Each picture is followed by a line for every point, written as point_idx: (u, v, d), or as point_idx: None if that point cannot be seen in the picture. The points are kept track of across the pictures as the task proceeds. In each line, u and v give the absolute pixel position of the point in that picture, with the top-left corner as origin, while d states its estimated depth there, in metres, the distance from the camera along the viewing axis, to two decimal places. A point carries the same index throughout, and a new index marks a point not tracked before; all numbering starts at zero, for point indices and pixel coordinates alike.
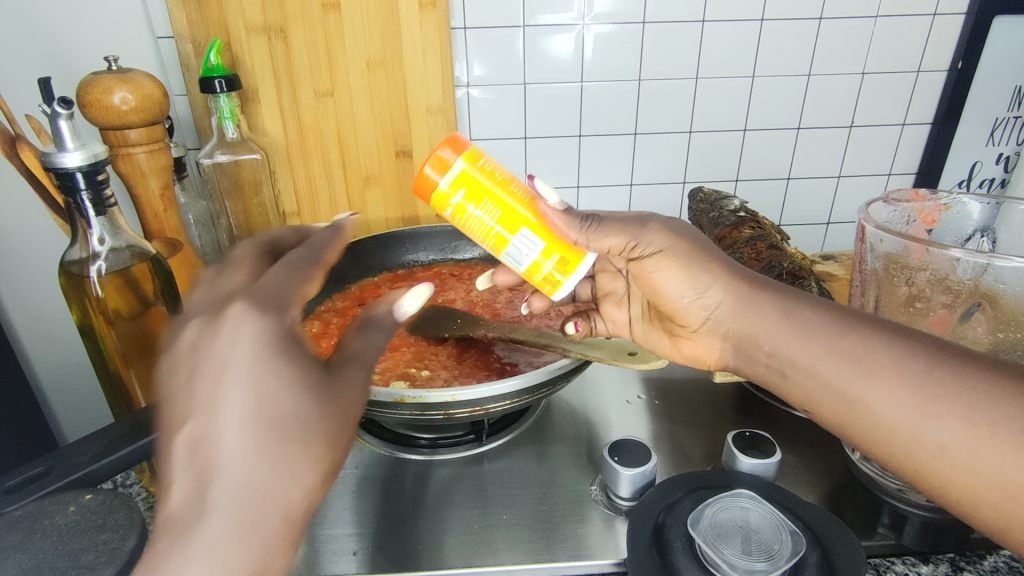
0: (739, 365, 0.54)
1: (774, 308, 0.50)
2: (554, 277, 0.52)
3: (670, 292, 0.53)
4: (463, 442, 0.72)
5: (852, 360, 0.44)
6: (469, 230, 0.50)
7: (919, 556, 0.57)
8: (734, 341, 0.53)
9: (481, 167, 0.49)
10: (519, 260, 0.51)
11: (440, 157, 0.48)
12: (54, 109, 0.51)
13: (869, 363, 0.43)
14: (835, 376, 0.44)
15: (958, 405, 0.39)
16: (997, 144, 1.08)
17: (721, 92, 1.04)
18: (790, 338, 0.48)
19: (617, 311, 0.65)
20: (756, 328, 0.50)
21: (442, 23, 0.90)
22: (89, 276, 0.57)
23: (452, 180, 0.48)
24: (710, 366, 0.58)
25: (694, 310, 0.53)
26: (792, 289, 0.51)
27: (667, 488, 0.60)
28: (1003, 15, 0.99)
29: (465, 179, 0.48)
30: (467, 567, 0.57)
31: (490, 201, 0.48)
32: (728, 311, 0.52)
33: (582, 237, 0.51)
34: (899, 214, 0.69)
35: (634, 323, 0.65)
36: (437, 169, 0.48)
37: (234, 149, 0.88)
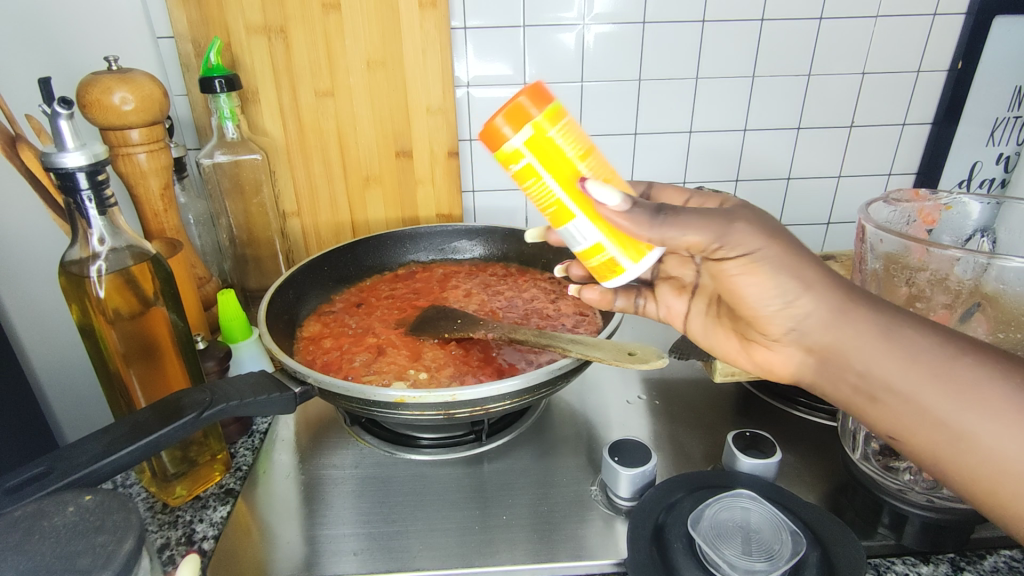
0: (819, 380, 0.51)
1: (875, 325, 0.46)
2: (615, 264, 0.51)
3: (755, 300, 0.48)
4: (463, 442, 0.72)
5: (957, 388, 0.44)
6: (532, 195, 0.49)
7: (919, 556, 0.57)
8: (819, 355, 0.49)
9: (559, 138, 0.47)
10: (578, 239, 0.50)
11: (519, 111, 0.46)
12: (54, 109, 0.51)
13: (982, 398, 0.43)
14: (939, 408, 0.44)
15: (1010, 407, 0.42)
16: (997, 144, 1.09)
17: (721, 92, 1.04)
18: (890, 361, 0.46)
19: (674, 298, 0.62)
20: (851, 346, 0.47)
21: (442, 23, 0.90)
22: (89, 276, 0.57)
23: (526, 138, 0.46)
24: (783, 376, 0.55)
25: (779, 320, 0.49)
26: (890, 302, 0.48)
27: (668, 489, 0.60)
28: (1003, 15, 0.99)
29: (538, 143, 0.47)
30: (469, 566, 0.57)
31: (559, 174, 0.47)
32: (820, 323, 0.47)
33: (654, 236, 0.44)
34: (899, 214, 0.69)
35: (692, 316, 0.62)
36: (511, 124, 0.46)
37: (235, 149, 0.88)
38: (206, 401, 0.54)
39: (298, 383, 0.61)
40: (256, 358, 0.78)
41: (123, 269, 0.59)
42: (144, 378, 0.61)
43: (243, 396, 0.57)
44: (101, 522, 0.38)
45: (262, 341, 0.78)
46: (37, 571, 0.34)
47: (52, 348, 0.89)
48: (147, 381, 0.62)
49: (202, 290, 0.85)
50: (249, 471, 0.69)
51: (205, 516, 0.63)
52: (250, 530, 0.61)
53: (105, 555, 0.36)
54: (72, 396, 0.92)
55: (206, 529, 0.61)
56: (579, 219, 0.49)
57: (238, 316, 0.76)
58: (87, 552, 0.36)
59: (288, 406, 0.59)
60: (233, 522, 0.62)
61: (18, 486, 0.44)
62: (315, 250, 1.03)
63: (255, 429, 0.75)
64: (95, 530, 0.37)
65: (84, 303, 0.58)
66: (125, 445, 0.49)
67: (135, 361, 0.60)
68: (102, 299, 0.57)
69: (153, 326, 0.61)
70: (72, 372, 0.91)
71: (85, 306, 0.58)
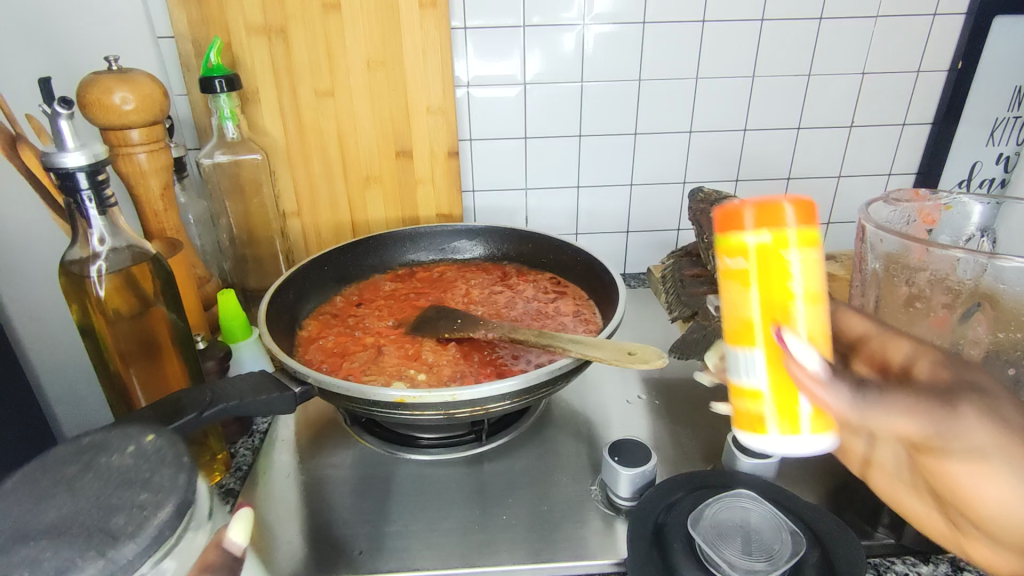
0: None
1: None
2: (761, 421, 0.41)
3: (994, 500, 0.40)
4: (463, 443, 0.72)
5: None
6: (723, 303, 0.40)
7: (920, 556, 0.57)
8: None
9: (795, 263, 0.38)
10: (741, 372, 0.41)
11: (777, 212, 0.37)
12: (54, 108, 0.51)
13: None
14: None
15: None
16: (997, 144, 1.08)
17: (721, 92, 1.04)
18: None
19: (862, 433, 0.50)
20: None
21: (442, 23, 0.90)
22: (89, 276, 0.57)
23: (759, 246, 0.38)
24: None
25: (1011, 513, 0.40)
26: None
27: (668, 488, 0.60)
28: (1003, 15, 0.99)
29: (766, 258, 0.38)
30: (469, 566, 0.57)
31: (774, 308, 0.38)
32: None
33: (853, 408, 0.39)
34: (899, 214, 0.69)
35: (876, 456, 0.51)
36: (758, 218, 0.37)
37: (235, 149, 0.88)
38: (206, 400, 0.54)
39: (297, 383, 0.62)
40: (256, 358, 0.78)
41: (122, 269, 0.59)
42: (144, 378, 0.62)
43: (243, 395, 0.57)
44: (149, 474, 0.38)
45: (262, 342, 0.77)
46: (73, 520, 0.35)
47: (53, 348, 0.89)
48: (148, 380, 0.62)
49: (202, 289, 0.85)
50: (249, 471, 0.69)
51: None
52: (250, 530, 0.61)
53: (137, 520, 0.35)
54: (73, 396, 0.92)
55: None
56: (755, 353, 0.40)
57: (238, 316, 0.76)
58: (124, 508, 0.35)
59: (288, 407, 0.59)
60: None
61: None
62: (315, 250, 1.03)
63: (255, 429, 0.75)
64: (141, 484, 0.37)
65: (84, 303, 0.58)
66: None
67: (135, 361, 0.61)
68: (102, 299, 0.58)
69: (153, 326, 0.61)
70: (73, 371, 0.91)
71: (85, 306, 0.58)
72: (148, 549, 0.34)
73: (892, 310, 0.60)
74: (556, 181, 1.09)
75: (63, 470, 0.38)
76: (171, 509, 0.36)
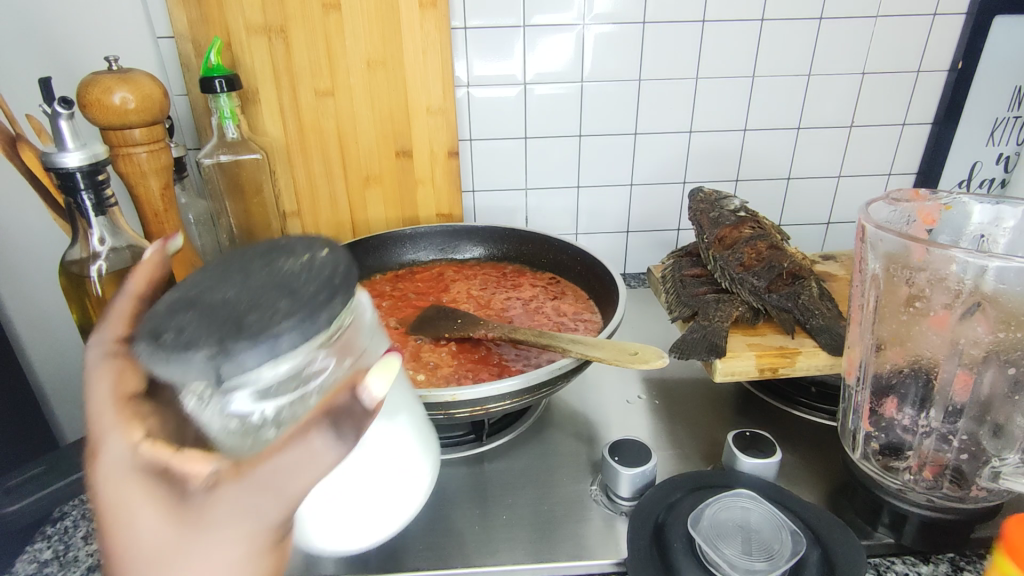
0: None
1: None
2: None
3: None
4: (463, 443, 0.72)
5: None
6: None
7: (920, 556, 0.59)
8: None
9: None
10: None
11: None
12: (54, 108, 0.51)
13: None
14: None
15: None
16: (997, 144, 1.08)
17: (721, 92, 1.04)
18: None
19: None
20: None
21: (443, 24, 0.90)
22: (89, 275, 0.58)
23: None
24: None
25: None
26: None
27: (668, 489, 0.60)
28: (1003, 15, 0.99)
29: None
30: (469, 566, 0.57)
31: None
32: None
33: None
34: (899, 214, 0.69)
35: None
36: None
37: (234, 149, 0.88)
38: None
39: None
40: None
41: (122, 268, 0.59)
42: None
43: None
44: (305, 279, 0.32)
45: None
46: (229, 304, 0.30)
47: (53, 348, 0.89)
48: None
49: None
50: None
51: None
52: None
53: (266, 316, 0.29)
54: (73, 396, 0.92)
55: None
56: None
57: None
58: (262, 307, 0.30)
59: None
60: None
61: None
62: None
63: None
64: (290, 289, 0.31)
65: (84, 303, 0.59)
66: None
67: None
68: (102, 297, 0.59)
69: None
70: (73, 371, 0.91)
71: (86, 306, 0.59)
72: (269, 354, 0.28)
73: (892, 310, 0.60)
74: (556, 181, 1.09)
75: (244, 263, 0.34)
76: (295, 333, 0.29)
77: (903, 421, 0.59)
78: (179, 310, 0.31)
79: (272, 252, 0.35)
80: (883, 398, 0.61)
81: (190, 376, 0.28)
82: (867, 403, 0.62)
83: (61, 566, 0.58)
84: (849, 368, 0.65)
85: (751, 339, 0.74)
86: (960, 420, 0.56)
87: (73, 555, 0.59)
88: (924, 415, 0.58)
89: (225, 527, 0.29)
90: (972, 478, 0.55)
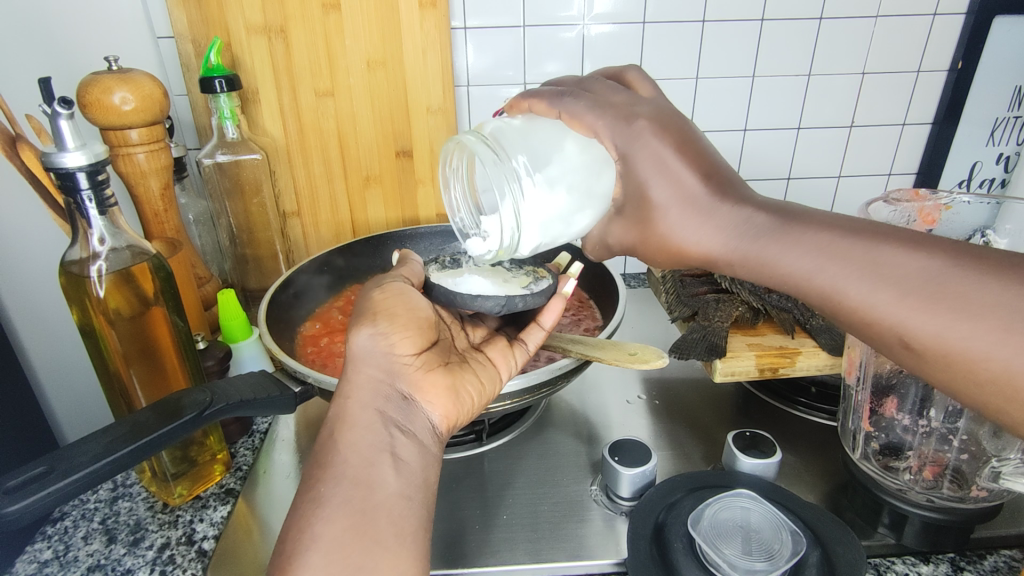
0: None
1: (858, 257, 0.39)
2: None
3: None
4: (463, 442, 0.72)
5: (835, 254, 0.39)
6: None
7: (920, 556, 0.58)
8: None
9: None
10: None
11: None
12: (54, 109, 0.51)
13: (860, 255, 0.39)
14: (799, 268, 0.41)
15: (898, 267, 0.37)
16: (997, 144, 1.07)
17: (722, 91, 1.04)
18: (799, 255, 0.40)
19: None
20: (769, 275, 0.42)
21: (442, 23, 0.90)
22: (89, 276, 0.57)
23: None
24: None
25: None
26: (879, 230, 0.39)
27: (668, 488, 0.60)
28: (1003, 15, 0.98)
29: None
30: (469, 566, 0.57)
31: None
32: None
33: None
34: (900, 214, 0.68)
35: None
36: None
37: (234, 149, 0.89)
38: (205, 401, 0.54)
39: (298, 383, 0.62)
40: (256, 358, 0.78)
41: (122, 268, 0.59)
42: (144, 378, 0.61)
43: (243, 396, 0.57)
44: (450, 293, 0.58)
45: (262, 341, 0.78)
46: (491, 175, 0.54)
47: (52, 349, 0.89)
48: (148, 380, 0.62)
49: (202, 289, 0.86)
50: (249, 471, 0.69)
51: (205, 516, 0.63)
52: (250, 529, 0.61)
53: (500, 302, 0.57)
54: (72, 397, 0.92)
55: (206, 529, 0.61)
56: None
57: (239, 316, 0.76)
58: (489, 148, 0.51)
59: (288, 406, 0.59)
60: (232, 522, 0.61)
61: (19, 486, 0.46)
62: (314, 250, 1.03)
63: (255, 429, 0.76)
64: (476, 296, 0.57)
65: (84, 303, 0.58)
66: (124, 445, 0.49)
67: (135, 361, 0.60)
68: (102, 299, 0.57)
69: (153, 327, 0.61)
70: (72, 371, 0.91)
71: (85, 307, 0.58)
72: (496, 302, 0.57)
73: None
74: None
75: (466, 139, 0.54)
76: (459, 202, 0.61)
77: (903, 421, 0.60)
78: (478, 295, 0.57)
79: (448, 159, 0.59)
80: (883, 399, 0.61)
81: (489, 303, 0.57)
82: (867, 403, 0.62)
83: (60, 567, 0.58)
84: (849, 368, 0.64)
85: (751, 339, 0.74)
86: (960, 420, 0.57)
87: (72, 555, 0.59)
88: (924, 416, 0.59)
89: (370, 355, 0.51)
90: (972, 477, 0.56)
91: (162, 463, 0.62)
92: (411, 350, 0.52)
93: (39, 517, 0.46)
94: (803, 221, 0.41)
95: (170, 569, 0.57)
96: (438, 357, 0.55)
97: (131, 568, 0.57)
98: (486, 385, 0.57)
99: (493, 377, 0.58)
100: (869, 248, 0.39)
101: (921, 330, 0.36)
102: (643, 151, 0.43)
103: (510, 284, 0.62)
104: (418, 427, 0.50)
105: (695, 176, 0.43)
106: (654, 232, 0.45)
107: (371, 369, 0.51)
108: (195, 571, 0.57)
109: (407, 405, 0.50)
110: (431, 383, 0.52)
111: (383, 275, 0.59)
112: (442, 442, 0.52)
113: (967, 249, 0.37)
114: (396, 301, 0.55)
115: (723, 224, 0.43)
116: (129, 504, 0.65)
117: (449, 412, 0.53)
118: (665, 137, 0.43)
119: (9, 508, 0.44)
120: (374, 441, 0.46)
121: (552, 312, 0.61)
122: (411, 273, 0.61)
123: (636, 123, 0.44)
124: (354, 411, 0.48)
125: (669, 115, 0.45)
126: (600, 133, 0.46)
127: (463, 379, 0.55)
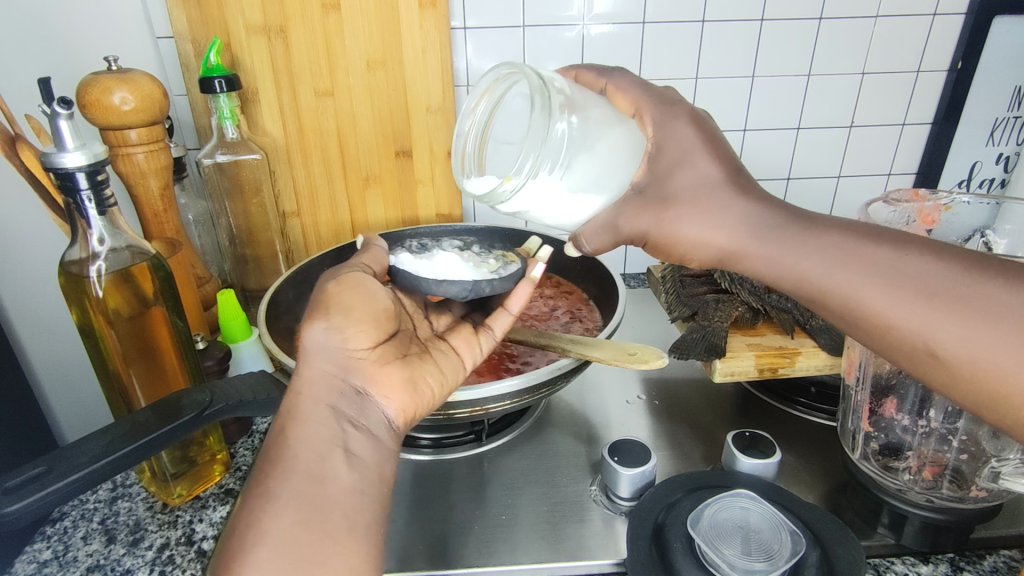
0: None
1: (883, 260, 0.39)
2: None
3: None
4: (463, 442, 0.72)
5: (865, 262, 0.39)
6: None
7: (919, 556, 0.58)
8: None
9: None
10: None
11: None
12: (53, 108, 0.51)
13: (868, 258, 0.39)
14: (808, 267, 0.41)
15: (909, 269, 0.38)
16: (997, 144, 1.07)
17: (722, 92, 1.04)
18: (805, 252, 0.41)
19: None
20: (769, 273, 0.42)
21: (442, 23, 0.90)
22: (89, 276, 0.57)
23: None
24: None
25: None
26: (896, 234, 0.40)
27: (668, 488, 0.60)
28: (1003, 15, 0.98)
29: None
30: (468, 566, 0.57)
31: None
32: None
33: None
34: (899, 214, 0.68)
35: None
36: None
37: (234, 149, 0.89)
38: (205, 401, 0.54)
39: None
40: (256, 358, 0.78)
41: (122, 268, 0.59)
42: (144, 377, 0.61)
43: (242, 396, 0.57)
44: (414, 281, 0.59)
45: (262, 342, 0.78)
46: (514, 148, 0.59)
47: (52, 349, 0.89)
48: (147, 380, 0.62)
49: (202, 289, 0.86)
50: (248, 471, 0.69)
51: (204, 516, 0.63)
52: None
53: (467, 288, 0.58)
54: (74, 397, 0.93)
55: (206, 529, 0.61)
56: None
57: (238, 316, 0.76)
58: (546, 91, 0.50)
59: None
60: None
61: (19, 485, 0.46)
62: (315, 250, 1.03)
63: (255, 429, 0.76)
64: (444, 281, 0.58)
65: (84, 303, 0.58)
66: (125, 445, 0.49)
67: (135, 361, 0.60)
68: (102, 299, 0.57)
69: (153, 326, 0.61)
70: (74, 372, 0.91)
71: (85, 307, 0.58)
72: (465, 288, 0.58)
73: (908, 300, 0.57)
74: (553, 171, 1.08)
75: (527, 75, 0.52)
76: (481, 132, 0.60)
77: (903, 421, 0.60)
78: (443, 280, 0.58)
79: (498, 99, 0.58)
80: (883, 399, 0.61)
81: (456, 288, 0.57)
82: (867, 403, 0.62)
83: (60, 567, 0.58)
84: (849, 368, 0.65)
85: (751, 339, 0.74)
86: (960, 421, 0.56)
87: (72, 555, 0.59)
88: (924, 416, 0.58)
89: (321, 356, 0.50)
90: (972, 477, 0.56)
91: (161, 463, 0.62)
92: (365, 344, 0.52)
93: (39, 517, 0.46)
94: (816, 222, 0.42)
95: (170, 569, 0.57)
96: (396, 350, 0.55)
97: (131, 568, 0.57)
98: (447, 376, 0.57)
99: (454, 368, 0.58)
100: (868, 249, 0.39)
101: (922, 327, 0.37)
102: (673, 135, 0.45)
103: (472, 269, 0.62)
104: (372, 421, 0.50)
105: (718, 165, 0.43)
106: (666, 222, 0.45)
107: (320, 369, 0.50)
108: (194, 571, 0.57)
109: (361, 400, 0.50)
110: (387, 377, 0.52)
111: (342, 265, 0.58)
112: (399, 436, 0.52)
113: (974, 257, 0.37)
114: (353, 293, 0.54)
115: (737, 217, 0.43)
116: (129, 504, 0.65)
117: (406, 406, 0.53)
118: (694, 125, 0.44)
119: (9, 508, 0.44)
120: (326, 436, 0.46)
121: (519, 296, 0.62)
122: (373, 261, 0.60)
123: (678, 108, 0.46)
124: (307, 406, 0.48)
125: (705, 114, 0.46)
126: (640, 111, 0.47)
127: (420, 371, 0.55)
